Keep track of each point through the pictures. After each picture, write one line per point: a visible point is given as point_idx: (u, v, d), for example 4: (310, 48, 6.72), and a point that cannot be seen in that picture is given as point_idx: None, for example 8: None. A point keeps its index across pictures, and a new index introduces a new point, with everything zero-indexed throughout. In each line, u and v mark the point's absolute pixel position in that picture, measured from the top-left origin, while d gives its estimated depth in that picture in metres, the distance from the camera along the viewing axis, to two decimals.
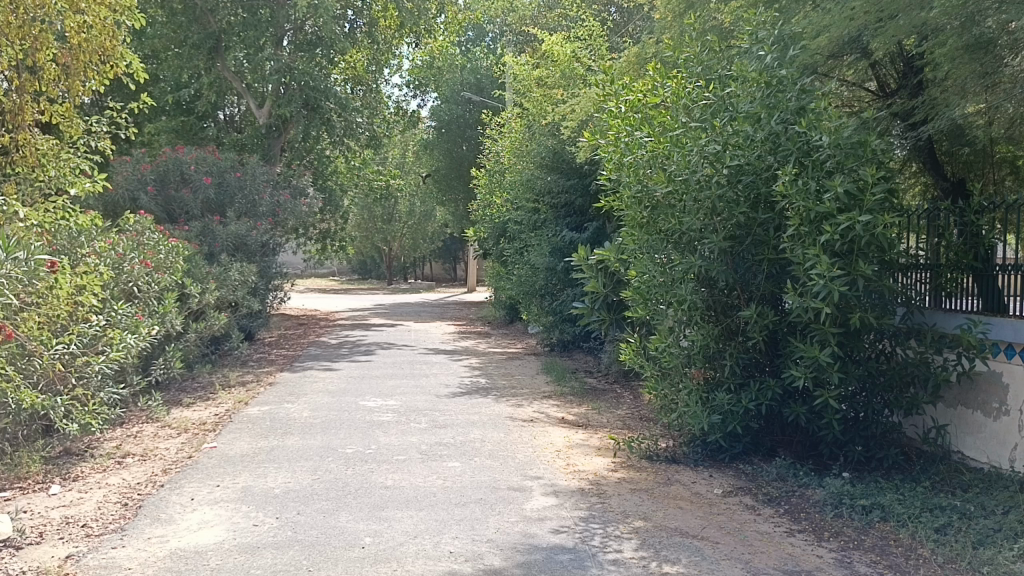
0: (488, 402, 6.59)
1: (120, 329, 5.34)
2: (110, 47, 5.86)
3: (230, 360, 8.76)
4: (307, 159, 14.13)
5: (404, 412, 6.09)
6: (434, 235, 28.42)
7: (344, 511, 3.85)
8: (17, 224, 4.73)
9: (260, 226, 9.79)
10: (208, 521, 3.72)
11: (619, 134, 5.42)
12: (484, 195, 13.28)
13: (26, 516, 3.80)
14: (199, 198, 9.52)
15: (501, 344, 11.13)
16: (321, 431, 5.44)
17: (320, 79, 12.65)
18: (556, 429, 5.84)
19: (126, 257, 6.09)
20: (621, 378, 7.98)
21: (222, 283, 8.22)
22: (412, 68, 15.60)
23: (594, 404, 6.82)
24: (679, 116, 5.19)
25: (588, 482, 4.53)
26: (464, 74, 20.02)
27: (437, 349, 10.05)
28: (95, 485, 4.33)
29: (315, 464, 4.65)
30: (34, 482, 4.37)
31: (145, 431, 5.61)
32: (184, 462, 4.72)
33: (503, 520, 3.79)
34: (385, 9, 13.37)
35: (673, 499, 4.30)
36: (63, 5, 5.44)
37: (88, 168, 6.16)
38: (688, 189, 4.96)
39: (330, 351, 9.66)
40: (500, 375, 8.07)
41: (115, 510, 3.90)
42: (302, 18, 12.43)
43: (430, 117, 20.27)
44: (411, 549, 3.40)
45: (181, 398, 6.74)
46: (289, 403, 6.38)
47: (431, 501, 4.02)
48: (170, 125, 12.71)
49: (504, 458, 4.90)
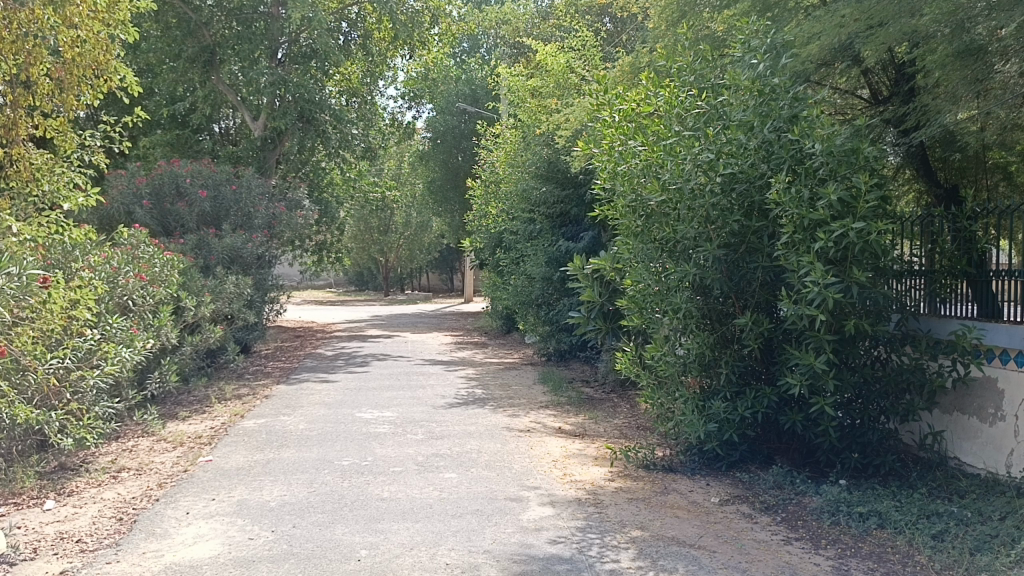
0: (485, 413, 6.58)
1: (115, 343, 5.33)
2: (104, 61, 5.86)
3: (227, 373, 8.74)
4: (303, 171, 14.15)
5: (401, 423, 6.09)
6: (431, 245, 28.42)
7: (341, 523, 3.84)
8: (11, 239, 4.72)
9: (256, 238, 9.80)
10: (204, 535, 3.70)
11: (612, 143, 5.44)
12: (480, 206, 13.29)
13: (19, 532, 3.79)
14: (194, 211, 9.52)
15: (498, 354, 11.13)
16: (317, 443, 5.43)
17: (315, 91, 12.69)
18: (553, 439, 5.83)
19: (121, 270, 6.09)
20: (618, 387, 7.98)
21: (217, 296, 8.21)
22: (407, 80, 15.66)
23: (591, 414, 6.81)
24: (672, 124, 5.17)
25: (585, 492, 4.52)
26: (459, 85, 20.08)
27: (434, 360, 10.04)
28: (90, 500, 4.32)
29: (311, 476, 4.63)
30: (29, 498, 4.35)
31: (141, 444, 5.60)
32: (180, 476, 4.71)
33: (500, 531, 3.78)
34: (379, 21, 13.45)
35: (670, 508, 4.29)
36: (56, 20, 5.43)
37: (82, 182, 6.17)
38: (681, 198, 4.97)
39: (326, 363, 9.65)
40: (496, 386, 8.06)
41: (110, 525, 3.89)
42: (296, 31, 12.48)
43: (425, 128, 20.32)
44: (408, 561, 3.38)
45: (177, 411, 6.73)
46: (285, 416, 6.38)
47: (427, 512, 4.01)
48: (165, 138, 12.72)
49: (501, 469, 4.89)
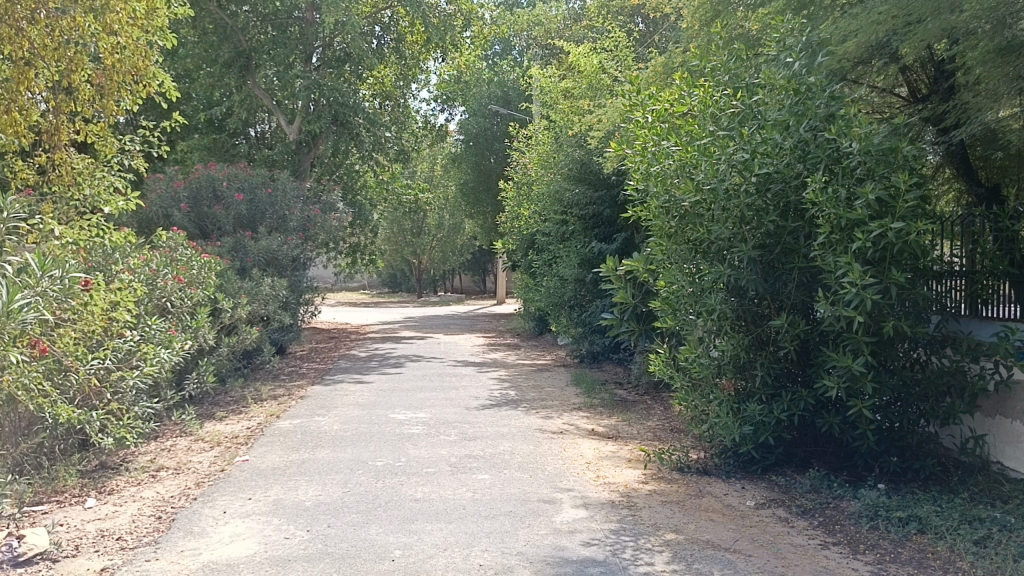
0: (517, 414, 6.58)
1: (154, 344, 5.42)
2: (143, 68, 5.92)
3: (262, 374, 8.84)
4: (337, 174, 14.27)
5: (434, 424, 6.11)
6: (464, 247, 28.49)
7: (374, 523, 3.86)
8: (54, 242, 4.77)
9: (291, 241, 9.90)
10: (241, 534, 3.75)
11: (645, 143, 5.41)
12: (512, 208, 13.30)
13: (62, 529, 3.86)
14: (231, 214, 9.66)
15: (531, 356, 11.13)
16: (351, 444, 5.47)
17: (348, 94, 12.81)
18: (585, 441, 5.81)
19: (160, 273, 6.19)
20: (652, 389, 7.93)
21: (253, 298, 8.31)
22: (439, 82, 15.73)
23: (624, 416, 6.78)
24: (706, 124, 5.13)
25: (618, 494, 4.50)
26: (491, 87, 20.14)
27: (466, 361, 10.07)
28: (130, 498, 4.39)
29: (344, 476, 4.67)
30: (71, 496, 4.44)
31: (179, 444, 5.68)
32: (217, 475, 4.77)
33: (533, 533, 3.77)
34: (412, 25, 13.54)
35: (704, 512, 4.25)
36: (96, 27, 5.53)
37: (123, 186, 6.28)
38: (716, 198, 4.92)
39: (360, 364, 9.72)
40: (529, 387, 8.05)
41: (149, 523, 3.95)
42: (330, 35, 12.61)
43: (458, 131, 20.39)
44: (441, 562, 3.39)
45: (214, 412, 6.82)
46: (319, 416, 6.43)
47: (460, 513, 4.02)
48: (202, 143, 12.91)
49: (534, 471, 4.89)
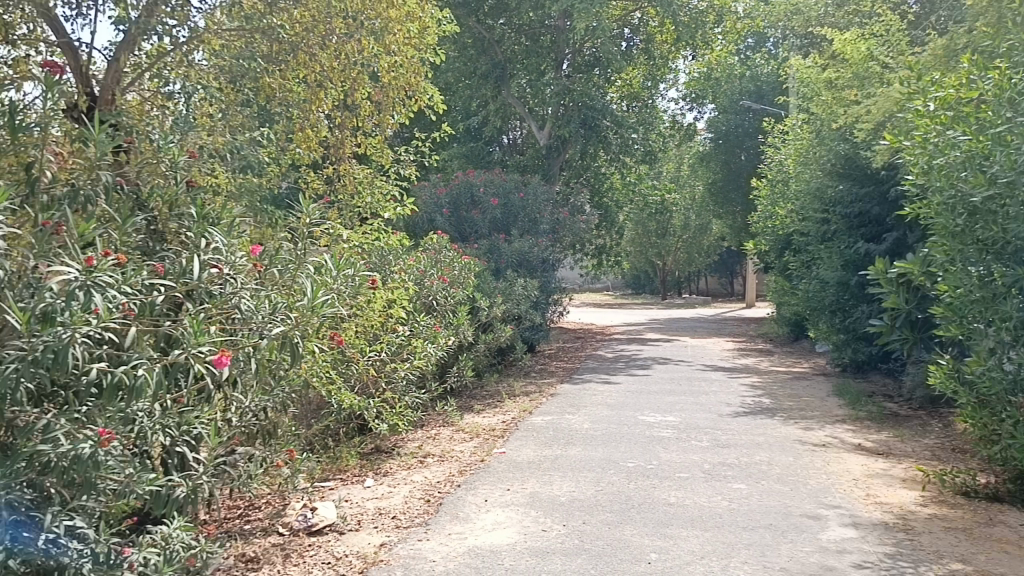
0: (774, 423, 6.31)
1: (421, 339, 5.84)
2: (415, 83, 6.50)
3: (515, 371, 9.22)
4: (585, 176, 14.52)
5: (685, 429, 6.02)
6: (711, 249, 27.78)
7: (629, 524, 3.88)
8: (341, 244, 5.17)
9: (542, 243, 10.23)
10: (502, 523, 3.93)
11: (927, 134, 4.98)
12: (765, 208, 12.78)
13: (346, 504, 4.28)
14: (487, 217, 10.19)
15: (786, 362, 10.60)
16: (603, 443, 5.54)
17: (597, 98, 13.03)
18: (851, 455, 5.44)
19: (427, 273, 6.67)
20: (927, 404, 7.25)
21: (507, 297, 8.70)
22: (688, 81, 15.58)
23: (896, 432, 6.25)
24: (1003, 111, 4.60)
25: (892, 516, 4.16)
26: (743, 83, 19.52)
27: (717, 366, 9.82)
28: (402, 481, 4.77)
29: (597, 475, 4.74)
30: (352, 475, 4.91)
31: (443, 433, 6.08)
32: (477, 465, 5.04)
33: (797, 549, 3.59)
34: (662, 25, 13.47)
35: (997, 543, 3.80)
36: (378, 48, 6.12)
37: (397, 194, 6.81)
38: (1013, 193, 4.39)
39: (608, 365, 9.83)
40: (786, 396, 7.68)
41: (420, 505, 4.27)
42: (581, 41, 12.88)
43: (706, 129, 19.92)
44: (699, 569, 3.33)
45: (472, 405, 7.22)
46: (571, 415, 6.58)
47: (717, 522, 3.93)
48: (461, 151, 13.71)
49: (794, 483, 4.65)
